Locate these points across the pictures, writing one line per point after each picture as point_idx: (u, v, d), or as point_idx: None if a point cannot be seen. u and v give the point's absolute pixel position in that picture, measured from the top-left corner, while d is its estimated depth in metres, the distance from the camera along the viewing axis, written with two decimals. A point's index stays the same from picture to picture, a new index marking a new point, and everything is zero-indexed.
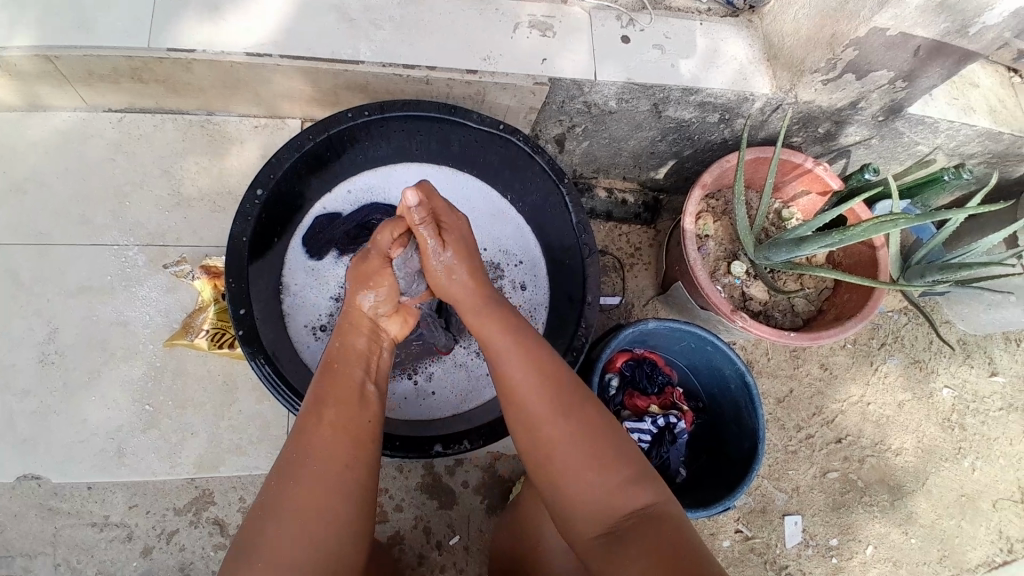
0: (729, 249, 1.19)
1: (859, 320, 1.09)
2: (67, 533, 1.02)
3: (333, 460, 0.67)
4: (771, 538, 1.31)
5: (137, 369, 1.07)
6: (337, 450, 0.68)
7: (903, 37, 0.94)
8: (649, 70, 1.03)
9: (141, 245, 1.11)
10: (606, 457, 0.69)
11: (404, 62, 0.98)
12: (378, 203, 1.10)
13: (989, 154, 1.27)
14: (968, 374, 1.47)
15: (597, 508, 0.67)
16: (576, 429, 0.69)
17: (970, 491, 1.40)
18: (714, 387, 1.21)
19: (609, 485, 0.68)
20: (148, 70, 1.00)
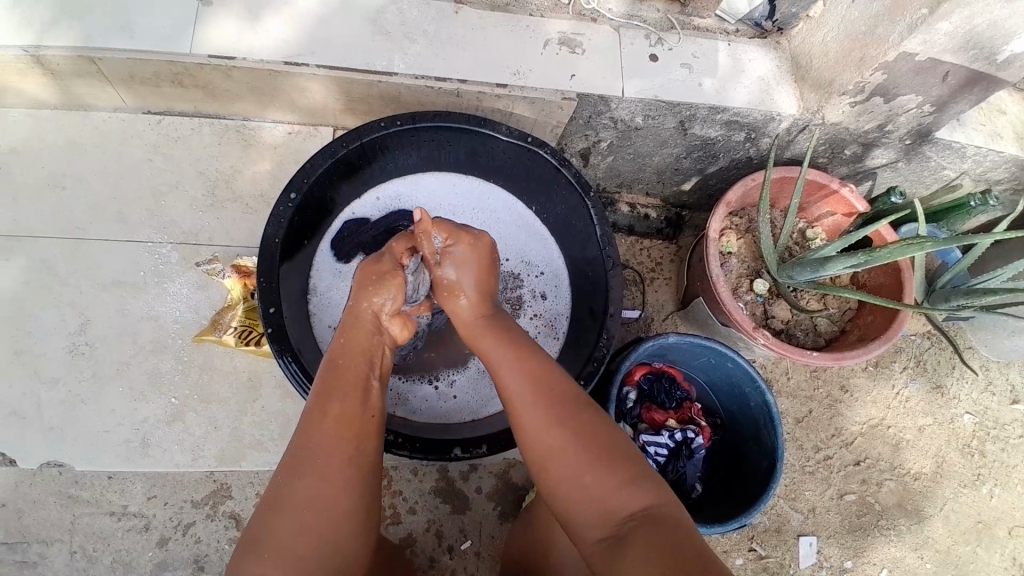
0: (751, 267, 1.20)
1: (884, 342, 1.09)
2: (86, 521, 1.05)
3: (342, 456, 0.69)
4: (784, 559, 1.30)
5: (166, 362, 1.10)
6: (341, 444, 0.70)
7: (932, 62, 0.94)
8: (676, 88, 1.04)
9: (175, 243, 1.14)
10: (607, 457, 0.69)
11: (437, 75, 1.00)
12: (406, 209, 1.13)
13: (1017, 180, 1.27)
14: (990, 401, 1.45)
15: (598, 505, 0.67)
16: (575, 437, 0.70)
17: (989, 519, 1.38)
18: (733, 405, 1.21)
19: (611, 488, 0.67)
20: (188, 75, 1.04)
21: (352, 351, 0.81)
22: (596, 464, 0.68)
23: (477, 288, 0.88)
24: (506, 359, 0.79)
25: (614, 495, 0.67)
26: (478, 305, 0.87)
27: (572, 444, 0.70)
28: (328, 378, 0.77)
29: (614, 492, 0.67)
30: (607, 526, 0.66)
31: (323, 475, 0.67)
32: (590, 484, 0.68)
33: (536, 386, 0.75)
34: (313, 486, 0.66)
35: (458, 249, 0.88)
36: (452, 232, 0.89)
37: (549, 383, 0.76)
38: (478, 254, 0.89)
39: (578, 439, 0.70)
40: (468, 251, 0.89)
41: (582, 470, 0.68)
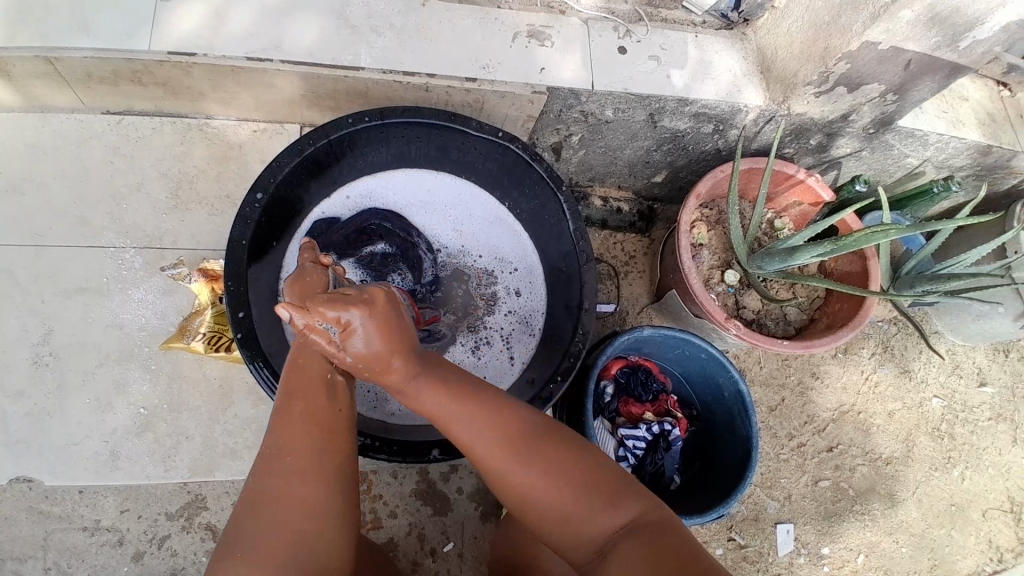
0: (723, 258, 1.21)
1: (850, 330, 1.10)
2: (57, 537, 1.01)
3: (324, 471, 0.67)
4: (763, 547, 1.31)
5: (132, 372, 1.07)
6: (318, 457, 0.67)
7: (894, 51, 0.96)
8: (645, 81, 1.05)
9: (138, 247, 1.11)
10: (592, 468, 0.70)
11: (405, 69, 0.99)
12: (377, 207, 1.12)
13: (977, 167, 1.30)
14: (957, 385, 1.49)
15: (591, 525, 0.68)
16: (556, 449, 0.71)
17: (959, 501, 1.42)
18: (708, 396, 1.21)
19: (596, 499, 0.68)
20: (148, 73, 1.00)
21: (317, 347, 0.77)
22: (582, 486, 0.69)
23: (394, 350, 0.71)
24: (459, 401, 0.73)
25: (598, 516, 0.68)
26: (402, 362, 0.72)
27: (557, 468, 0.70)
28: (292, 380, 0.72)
29: (603, 513, 0.68)
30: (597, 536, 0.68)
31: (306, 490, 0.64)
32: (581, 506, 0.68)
33: (511, 421, 0.72)
34: (295, 506, 0.63)
35: None
36: None
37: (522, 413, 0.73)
38: (374, 320, 0.69)
39: (562, 462, 0.70)
40: (364, 321, 0.68)
41: (577, 497, 0.69)
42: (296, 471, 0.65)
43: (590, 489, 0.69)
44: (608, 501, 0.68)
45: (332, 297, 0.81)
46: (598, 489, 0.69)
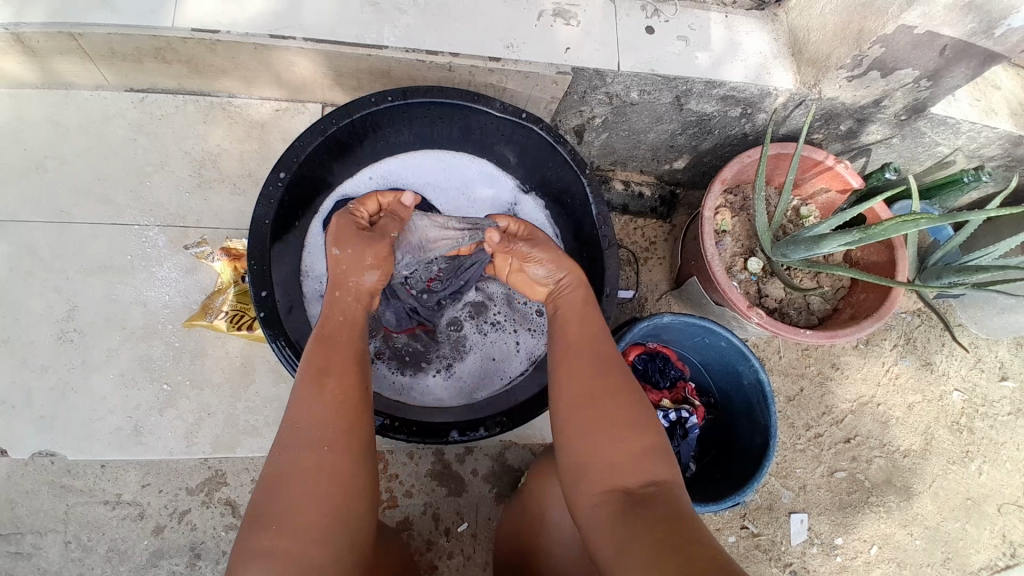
0: (746, 246, 1.19)
1: (876, 320, 1.08)
2: (79, 510, 1.03)
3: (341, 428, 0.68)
4: (776, 536, 1.31)
5: (157, 349, 1.08)
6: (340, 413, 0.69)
7: (930, 36, 0.93)
8: (673, 62, 1.03)
9: (161, 226, 1.11)
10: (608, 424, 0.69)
11: (428, 48, 0.97)
12: (399, 188, 1.12)
13: (1009, 157, 1.27)
14: (978, 378, 1.46)
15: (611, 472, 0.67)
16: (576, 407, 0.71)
17: (976, 495, 1.40)
18: (726, 383, 1.20)
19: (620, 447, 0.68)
20: (172, 50, 1.00)
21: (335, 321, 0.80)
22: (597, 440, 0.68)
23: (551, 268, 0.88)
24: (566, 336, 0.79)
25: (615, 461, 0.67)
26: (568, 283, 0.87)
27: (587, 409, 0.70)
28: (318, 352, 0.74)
29: (623, 461, 0.67)
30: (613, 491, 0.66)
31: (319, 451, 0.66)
32: (603, 448, 0.68)
33: (587, 351, 0.77)
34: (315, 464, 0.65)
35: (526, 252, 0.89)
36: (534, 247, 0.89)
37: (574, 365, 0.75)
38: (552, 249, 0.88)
39: (590, 397, 0.71)
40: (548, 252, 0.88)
41: (595, 433, 0.69)
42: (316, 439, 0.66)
43: (611, 430, 0.69)
44: (625, 449, 0.67)
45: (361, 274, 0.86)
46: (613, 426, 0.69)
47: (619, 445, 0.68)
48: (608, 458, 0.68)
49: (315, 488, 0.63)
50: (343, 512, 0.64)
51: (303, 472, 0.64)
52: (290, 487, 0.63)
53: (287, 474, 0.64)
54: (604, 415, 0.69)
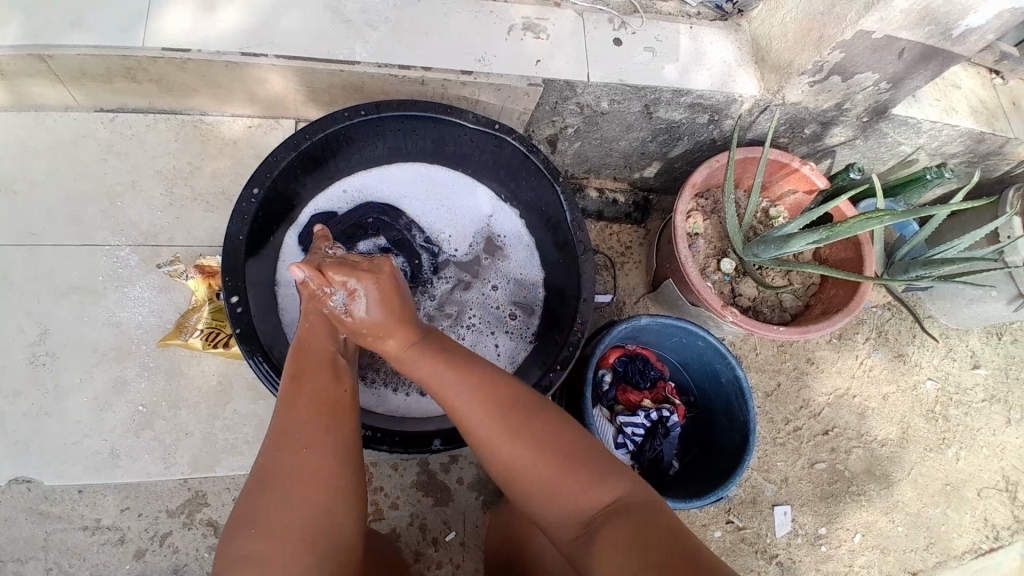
0: (718, 247, 1.22)
1: (846, 315, 1.11)
2: (58, 537, 1.02)
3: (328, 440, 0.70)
4: (761, 528, 1.34)
5: (130, 370, 1.07)
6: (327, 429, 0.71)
7: (888, 40, 0.96)
8: (641, 72, 1.05)
9: (134, 246, 1.11)
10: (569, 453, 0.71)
11: (399, 63, 0.99)
12: (374, 201, 1.12)
13: (970, 153, 1.31)
14: (950, 367, 1.51)
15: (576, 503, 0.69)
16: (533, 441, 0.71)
17: (954, 480, 1.44)
18: (705, 382, 1.22)
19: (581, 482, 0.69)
20: (142, 70, 1.00)
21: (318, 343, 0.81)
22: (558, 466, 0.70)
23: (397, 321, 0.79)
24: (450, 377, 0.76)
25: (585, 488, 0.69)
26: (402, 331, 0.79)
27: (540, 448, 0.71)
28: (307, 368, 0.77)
29: (586, 484, 0.69)
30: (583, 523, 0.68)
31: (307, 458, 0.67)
32: (560, 481, 0.69)
33: (493, 394, 0.74)
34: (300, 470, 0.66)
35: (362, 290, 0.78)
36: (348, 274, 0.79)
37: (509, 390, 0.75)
38: (382, 288, 0.79)
39: (529, 431, 0.71)
40: (372, 290, 0.78)
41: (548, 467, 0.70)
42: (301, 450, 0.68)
43: (567, 460, 0.70)
44: (588, 474, 0.70)
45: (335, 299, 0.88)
46: (562, 463, 0.70)
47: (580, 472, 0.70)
48: (566, 491, 0.69)
49: (301, 496, 0.64)
50: (330, 526, 0.65)
51: (287, 482, 0.65)
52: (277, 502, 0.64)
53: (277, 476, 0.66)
54: (556, 450, 0.71)
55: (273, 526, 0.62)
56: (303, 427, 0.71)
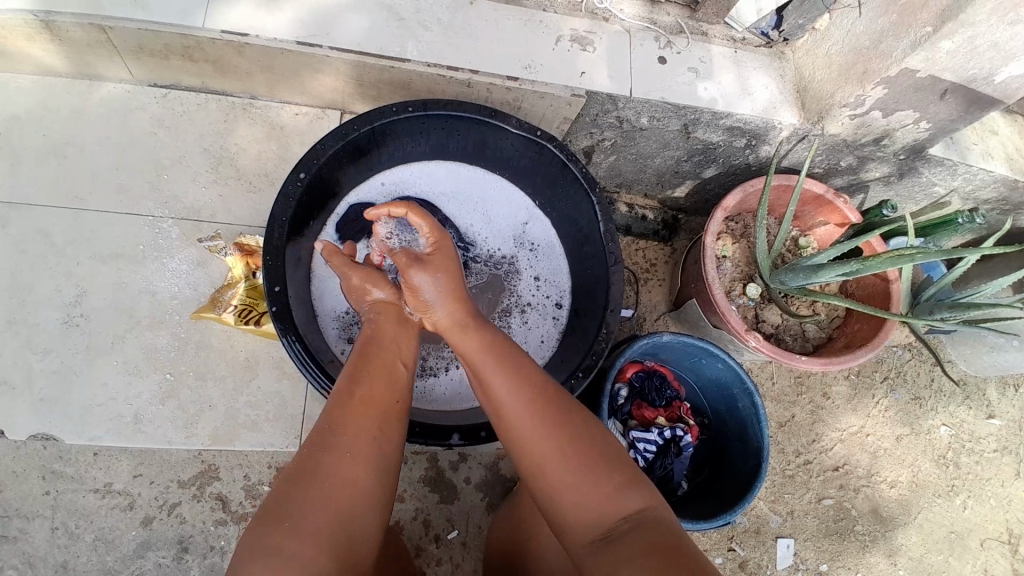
0: (745, 271, 1.22)
1: (869, 350, 1.10)
2: (69, 496, 1.04)
3: (366, 432, 0.72)
4: (762, 560, 1.31)
5: (162, 339, 1.09)
6: (362, 423, 0.72)
7: (932, 80, 0.97)
8: (684, 92, 1.07)
9: (176, 218, 1.13)
10: (598, 458, 0.71)
11: (449, 64, 1.01)
12: (409, 196, 1.12)
13: (1003, 201, 1.32)
14: (966, 415, 1.49)
15: (598, 512, 0.69)
16: (565, 442, 0.72)
17: (960, 530, 1.42)
18: (721, 405, 1.21)
19: (610, 488, 0.69)
20: (200, 50, 1.03)
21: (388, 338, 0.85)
22: (588, 473, 0.70)
23: (456, 300, 0.87)
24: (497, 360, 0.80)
25: (616, 496, 0.69)
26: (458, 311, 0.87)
27: (561, 443, 0.72)
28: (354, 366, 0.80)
29: (606, 494, 0.69)
30: (607, 527, 0.67)
31: (337, 453, 0.68)
32: (578, 481, 0.70)
33: (531, 379, 0.78)
34: (328, 464, 0.67)
35: (423, 277, 0.86)
36: (411, 262, 0.87)
37: (541, 380, 0.78)
38: (446, 278, 0.87)
39: (566, 441, 0.72)
40: (438, 280, 0.86)
41: (562, 461, 0.71)
42: (333, 446, 0.69)
43: (594, 466, 0.70)
44: (610, 482, 0.70)
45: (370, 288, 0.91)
46: (595, 468, 0.70)
47: (604, 478, 0.70)
48: (583, 491, 0.69)
49: (328, 491, 0.65)
50: (355, 513, 0.66)
51: (310, 478, 0.66)
52: (303, 476, 0.66)
53: (308, 471, 0.67)
54: (586, 456, 0.71)
55: (298, 505, 0.64)
56: (344, 411, 0.72)
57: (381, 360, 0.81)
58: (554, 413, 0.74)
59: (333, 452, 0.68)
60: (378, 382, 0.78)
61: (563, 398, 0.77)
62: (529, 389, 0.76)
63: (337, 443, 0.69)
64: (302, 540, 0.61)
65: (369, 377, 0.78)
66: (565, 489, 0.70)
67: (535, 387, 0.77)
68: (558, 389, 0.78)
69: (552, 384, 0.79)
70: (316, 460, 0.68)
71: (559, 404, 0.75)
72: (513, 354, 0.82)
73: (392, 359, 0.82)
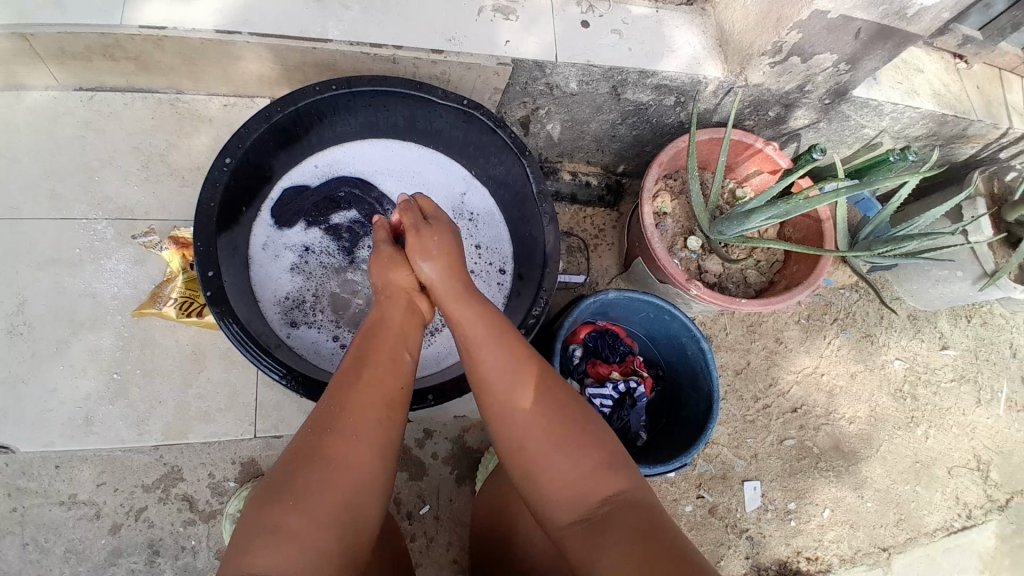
0: (686, 226, 1.25)
1: (805, 288, 1.14)
2: (34, 511, 1.04)
3: (371, 416, 0.72)
4: (731, 503, 1.36)
5: (105, 339, 1.09)
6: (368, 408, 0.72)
7: (843, 20, 1.00)
8: (609, 53, 1.09)
9: (110, 219, 1.13)
10: (593, 444, 0.73)
11: (372, 41, 1.02)
12: (344, 176, 1.13)
13: (933, 136, 1.37)
14: (919, 348, 1.54)
15: (592, 495, 0.71)
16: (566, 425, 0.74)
17: (924, 459, 1.48)
18: (673, 356, 1.25)
19: (603, 473, 0.72)
20: (120, 48, 1.03)
21: (389, 322, 0.84)
22: (584, 458, 0.72)
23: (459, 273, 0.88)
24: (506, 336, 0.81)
25: (609, 482, 0.72)
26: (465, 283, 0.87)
27: (557, 430, 0.74)
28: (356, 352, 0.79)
29: (599, 478, 0.72)
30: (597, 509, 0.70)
31: (341, 438, 0.69)
32: (574, 465, 0.72)
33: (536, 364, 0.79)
34: (333, 447, 0.68)
35: (434, 241, 0.88)
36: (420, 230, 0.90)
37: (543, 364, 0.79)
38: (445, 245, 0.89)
39: (566, 425, 0.74)
40: (444, 246, 0.88)
41: (563, 443, 0.73)
42: (337, 431, 0.69)
43: (591, 451, 0.73)
44: (603, 467, 0.72)
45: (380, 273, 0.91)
46: (592, 455, 0.73)
47: (597, 464, 0.72)
48: (579, 475, 0.72)
49: (334, 475, 0.66)
50: (359, 497, 0.67)
51: (314, 461, 0.67)
52: (308, 459, 0.67)
53: (313, 453, 0.67)
54: (583, 442, 0.73)
55: (302, 488, 0.64)
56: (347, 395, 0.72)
57: (382, 345, 0.80)
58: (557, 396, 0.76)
59: (337, 436, 0.69)
60: (382, 367, 0.77)
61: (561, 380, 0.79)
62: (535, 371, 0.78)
63: (341, 427, 0.69)
64: (309, 522, 0.62)
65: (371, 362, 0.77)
66: (562, 470, 0.72)
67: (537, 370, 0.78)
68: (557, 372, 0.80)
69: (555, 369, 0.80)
70: (320, 443, 0.68)
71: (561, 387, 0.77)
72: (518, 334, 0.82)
73: (395, 344, 0.81)
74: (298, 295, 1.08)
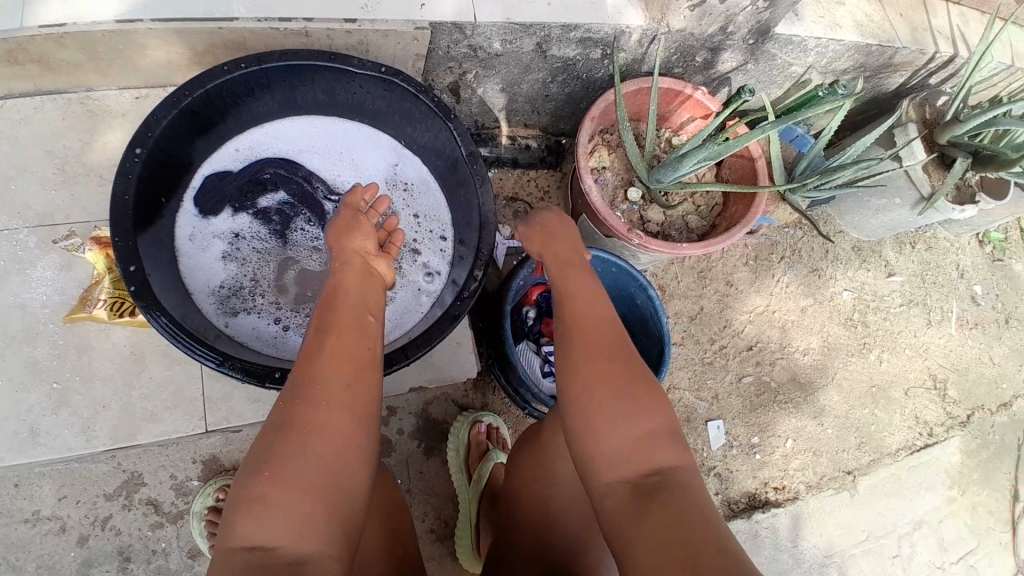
0: (625, 178, 1.27)
1: (743, 227, 1.16)
2: (1, 532, 1.04)
3: (341, 381, 0.70)
4: (697, 443, 1.40)
5: (41, 350, 1.06)
6: (337, 375, 0.70)
7: None
8: (529, 9, 1.07)
9: (31, 227, 1.09)
10: (641, 412, 0.69)
11: (280, 15, 0.98)
12: (268, 157, 1.12)
13: (861, 68, 1.39)
14: (866, 277, 1.59)
15: (631, 463, 0.67)
16: (615, 389, 0.70)
17: (880, 382, 1.54)
18: (625, 308, 1.27)
19: (647, 443, 0.68)
20: (23, 51, 0.98)
21: (345, 286, 0.81)
22: (630, 426, 0.68)
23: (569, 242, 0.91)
24: (584, 301, 0.80)
25: (653, 453, 0.68)
26: (563, 252, 0.89)
27: (610, 397, 0.70)
28: (321, 316, 0.76)
29: (642, 448, 0.68)
30: (638, 480, 0.66)
31: (314, 406, 0.67)
32: (619, 430, 0.68)
33: (603, 327, 0.77)
34: (307, 415, 0.66)
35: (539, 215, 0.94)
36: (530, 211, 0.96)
37: (609, 327, 0.77)
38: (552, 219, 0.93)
39: (612, 387, 0.70)
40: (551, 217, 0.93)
41: (607, 406, 0.69)
42: (311, 399, 0.67)
43: (639, 420, 0.69)
44: (646, 436, 0.68)
45: (347, 239, 0.88)
46: (634, 424, 0.68)
47: (639, 432, 0.68)
48: (624, 442, 0.68)
49: (313, 443, 0.65)
50: (341, 462, 0.66)
51: (289, 430, 0.65)
52: (284, 427, 0.65)
53: (290, 423, 0.66)
54: (630, 408, 0.69)
55: (280, 457, 0.63)
56: (313, 362, 0.70)
57: (344, 310, 0.77)
58: (614, 358, 0.73)
59: (310, 404, 0.67)
60: (346, 332, 0.74)
61: (621, 343, 0.75)
62: (602, 332, 0.76)
63: (314, 396, 0.67)
64: (297, 492, 0.62)
65: (336, 327, 0.74)
66: (602, 434, 0.69)
67: (608, 331, 0.76)
68: (624, 336, 0.76)
69: (622, 335, 0.76)
70: (294, 412, 0.66)
71: (621, 350, 0.74)
72: (603, 298, 0.81)
73: (356, 307, 0.78)
74: (233, 284, 1.07)
